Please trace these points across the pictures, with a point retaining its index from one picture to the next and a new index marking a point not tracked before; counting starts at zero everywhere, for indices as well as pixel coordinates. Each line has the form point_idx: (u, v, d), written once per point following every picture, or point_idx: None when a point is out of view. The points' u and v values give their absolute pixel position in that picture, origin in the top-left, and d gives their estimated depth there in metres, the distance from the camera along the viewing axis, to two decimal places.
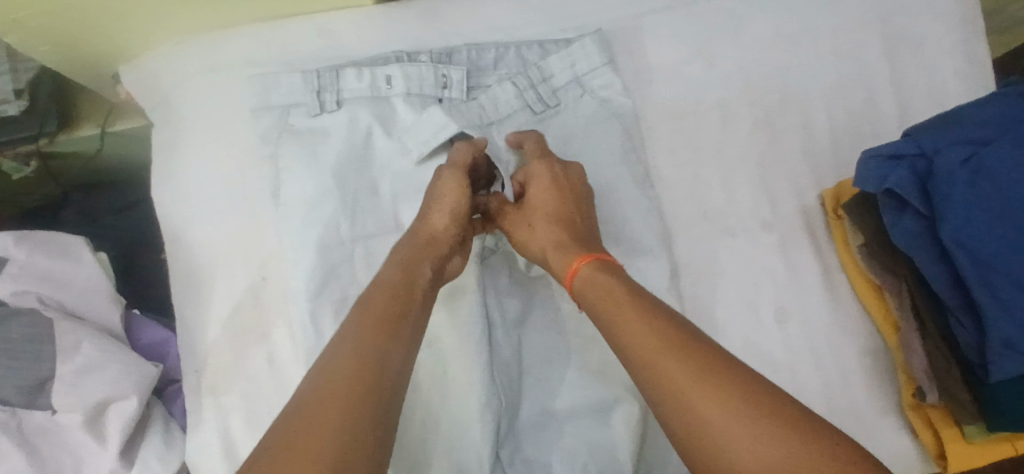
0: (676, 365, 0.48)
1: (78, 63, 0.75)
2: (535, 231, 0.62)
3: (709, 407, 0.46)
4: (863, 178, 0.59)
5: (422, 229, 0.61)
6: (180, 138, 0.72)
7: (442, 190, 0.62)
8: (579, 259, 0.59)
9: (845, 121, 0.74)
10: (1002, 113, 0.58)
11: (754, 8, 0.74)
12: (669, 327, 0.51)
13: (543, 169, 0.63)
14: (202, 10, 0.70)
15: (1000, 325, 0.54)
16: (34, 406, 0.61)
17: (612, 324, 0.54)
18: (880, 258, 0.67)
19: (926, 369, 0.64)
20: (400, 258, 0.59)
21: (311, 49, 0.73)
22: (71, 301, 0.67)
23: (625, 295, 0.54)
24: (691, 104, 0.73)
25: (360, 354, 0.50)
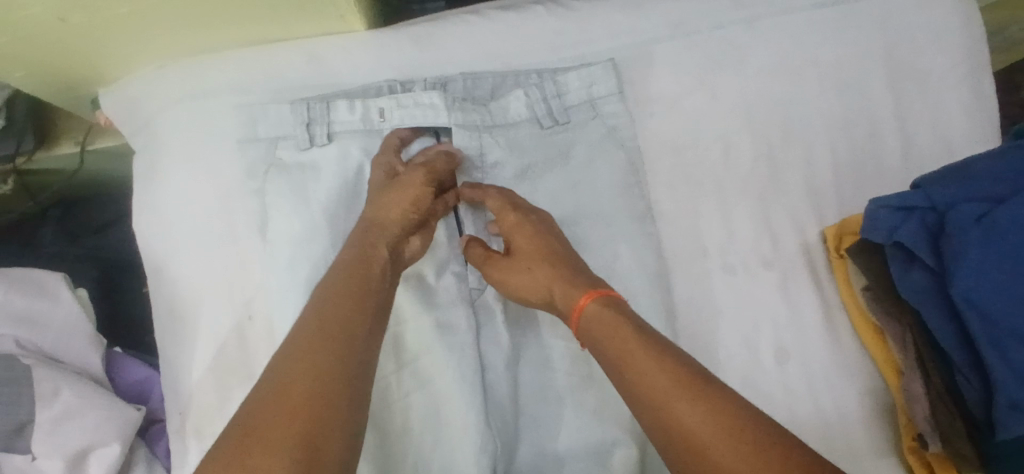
0: (688, 407, 0.48)
1: (56, 88, 0.72)
2: (535, 275, 0.61)
3: (719, 439, 0.46)
4: (870, 228, 0.60)
5: (373, 215, 0.60)
6: (161, 168, 0.69)
7: (407, 181, 0.62)
8: (585, 296, 0.57)
9: (847, 156, 0.73)
10: (1012, 168, 0.57)
11: (754, 38, 0.72)
12: (677, 365, 0.51)
13: (514, 219, 0.63)
14: (181, 36, 0.67)
15: (1004, 382, 0.53)
16: (12, 449, 0.58)
17: (618, 360, 0.53)
18: (883, 303, 0.66)
19: (928, 418, 0.63)
20: (359, 236, 0.58)
21: (297, 76, 0.70)
22: (48, 343, 0.65)
23: (633, 330, 0.54)
24: (690, 137, 0.71)
25: (339, 352, 0.49)
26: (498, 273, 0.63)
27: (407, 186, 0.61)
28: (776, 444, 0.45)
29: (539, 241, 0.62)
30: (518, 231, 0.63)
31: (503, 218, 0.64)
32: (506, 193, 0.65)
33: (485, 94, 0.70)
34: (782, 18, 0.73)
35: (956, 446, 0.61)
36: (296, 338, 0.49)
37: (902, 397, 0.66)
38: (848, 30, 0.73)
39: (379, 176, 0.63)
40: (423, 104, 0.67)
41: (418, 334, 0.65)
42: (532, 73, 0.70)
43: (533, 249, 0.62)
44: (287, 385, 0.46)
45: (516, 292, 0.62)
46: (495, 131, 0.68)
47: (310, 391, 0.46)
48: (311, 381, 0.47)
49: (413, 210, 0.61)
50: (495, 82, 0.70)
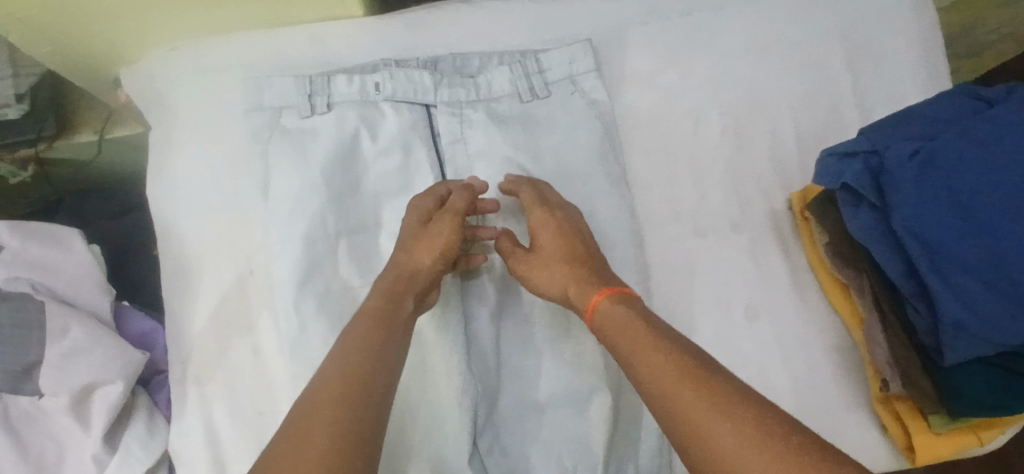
0: (689, 392, 0.52)
1: (80, 65, 0.78)
2: (555, 273, 0.66)
3: (722, 430, 0.49)
4: (823, 175, 0.70)
5: (406, 262, 0.66)
6: (173, 136, 0.75)
7: (436, 229, 0.67)
8: (599, 293, 0.63)
9: (811, 131, 0.77)
10: (948, 113, 0.67)
11: (723, 22, 0.78)
12: (681, 356, 0.55)
13: (545, 220, 0.67)
14: (195, 16, 0.74)
15: (948, 301, 0.61)
16: (20, 391, 0.63)
17: (630, 356, 0.57)
18: (841, 253, 0.72)
19: (888, 360, 0.68)
20: (383, 286, 0.64)
21: (299, 56, 0.76)
22: (60, 287, 0.68)
23: (641, 327, 0.58)
24: (664, 112, 0.77)
25: (347, 371, 0.56)
26: (522, 269, 0.67)
27: (436, 234, 0.67)
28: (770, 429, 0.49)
29: (564, 241, 0.67)
30: (543, 228, 0.67)
31: (532, 213, 0.68)
32: (539, 192, 0.69)
33: (471, 71, 0.76)
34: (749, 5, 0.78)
35: (915, 382, 0.67)
36: (323, 375, 0.56)
37: (864, 345, 0.72)
38: (809, 15, 0.79)
39: (412, 221, 0.68)
40: (410, 83, 0.73)
41: None
42: (517, 52, 0.77)
43: (553, 253, 0.67)
44: (319, 415, 0.53)
45: (538, 286, 0.67)
46: (480, 104, 0.74)
47: (335, 423, 0.52)
48: (337, 412, 0.53)
49: (439, 259, 0.66)
50: (480, 60, 0.76)
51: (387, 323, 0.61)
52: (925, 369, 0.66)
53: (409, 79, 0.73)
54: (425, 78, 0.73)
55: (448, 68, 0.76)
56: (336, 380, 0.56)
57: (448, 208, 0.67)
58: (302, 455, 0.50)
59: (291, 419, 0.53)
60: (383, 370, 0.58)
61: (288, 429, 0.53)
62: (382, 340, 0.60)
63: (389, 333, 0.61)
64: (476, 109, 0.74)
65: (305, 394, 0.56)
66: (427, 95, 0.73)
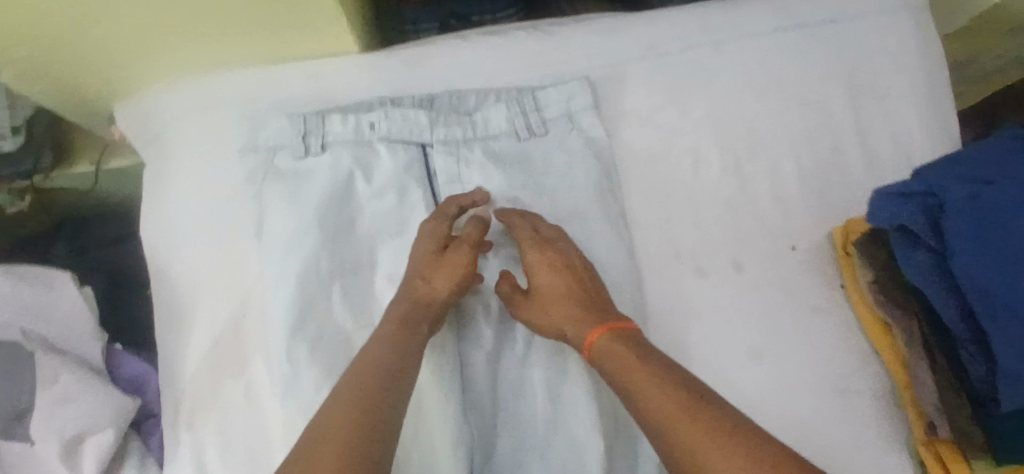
0: (689, 429, 0.55)
1: (73, 100, 0.77)
2: (552, 316, 0.66)
3: (718, 463, 0.52)
4: (875, 215, 0.67)
5: (422, 290, 0.65)
6: (167, 174, 0.74)
7: (453, 254, 0.67)
8: (595, 331, 0.63)
9: (812, 168, 0.76)
10: (1004, 151, 0.64)
11: (722, 58, 0.77)
12: (677, 390, 0.57)
13: (537, 259, 0.67)
14: (187, 52, 0.73)
15: (1008, 355, 0.58)
16: (12, 437, 0.62)
17: (626, 386, 0.60)
18: (891, 293, 0.69)
19: (935, 402, 0.65)
20: (397, 313, 0.64)
21: (294, 92, 0.75)
22: (51, 334, 0.68)
23: (639, 362, 0.60)
24: (662, 150, 0.75)
25: (357, 398, 0.57)
26: (521, 312, 0.67)
27: (452, 263, 0.66)
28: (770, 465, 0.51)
29: (561, 277, 0.66)
30: (539, 268, 0.67)
31: (527, 252, 0.68)
32: (532, 228, 0.68)
33: (468, 107, 0.75)
34: (748, 40, 0.78)
35: (962, 427, 0.64)
36: (332, 404, 0.57)
37: (908, 388, 0.69)
38: (810, 51, 0.78)
39: (428, 247, 0.67)
40: (406, 122, 0.72)
41: None
42: (514, 89, 0.76)
43: (556, 291, 0.66)
44: (335, 439, 0.54)
45: (538, 325, 0.66)
46: (476, 143, 0.73)
47: (353, 449, 0.53)
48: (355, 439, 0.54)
49: (453, 290, 0.66)
50: (478, 96, 0.75)
51: (403, 347, 0.61)
52: (976, 416, 0.64)
53: (405, 119, 0.72)
54: (421, 117, 0.72)
55: (444, 105, 0.75)
56: (345, 407, 0.56)
57: (463, 238, 0.68)
58: None
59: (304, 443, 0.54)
60: (398, 392, 0.59)
61: (297, 459, 0.53)
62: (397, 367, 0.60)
63: (409, 355, 0.61)
64: (473, 149, 0.73)
65: (314, 422, 0.56)
66: (423, 135, 0.72)
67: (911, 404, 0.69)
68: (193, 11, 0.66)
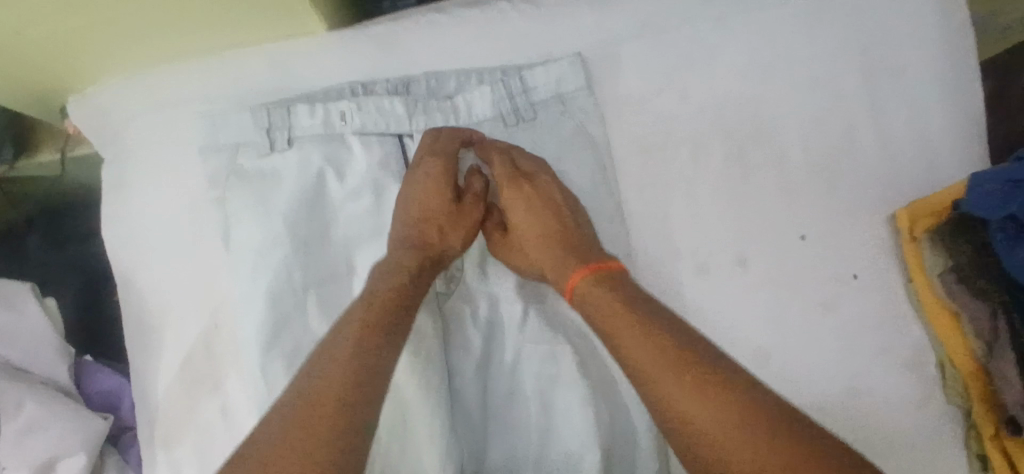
0: (674, 379, 0.52)
1: (23, 97, 0.72)
2: (529, 254, 0.64)
3: (712, 423, 0.50)
4: (976, 206, 0.64)
5: (430, 240, 0.63)
6: (127, 177, 0.69)
7: (467, 208, 0.66)
8: (577, 273, 0.60)
9: (823, 152, 0.69)
10: None
11: (724, 33, 0.70)
12: (665, 340, 0.54)
13: (517, 196, 0.65)
14: (137, 44, 0.67)
15: None
16: None
17: (610, 335, 0.57)
18: (970, 283, 0.68)
19: (1018, 396, 0.64)
20: (393, 264, 0.61)
21: (258, 80, 0.69)
22: (15, 355, 0.65)
23: (624, 308, 0.57)
24: (660, 136, 0.69)
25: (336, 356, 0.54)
26: (497, 248, 0.66)
27: (464, 214, 0.65)
28: (764, 421, 0.49)
29: (541, 216, 0.64)
30: (516, 205, 0.65)
31: (505, 188, 0.65)
32: (509, 162, 0.65)
33: (450, 89, 0.69)
34: (754, 11, 0.71)
35: None
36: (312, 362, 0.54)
37: (977, 383, 0.67)
38: (822, 21, 0.70)
39: (434, 192, 0.64)
40: (381, 114, 0.66)
41: None
42: (498, 70, 0.69)
43: (534, 231, 0.64)
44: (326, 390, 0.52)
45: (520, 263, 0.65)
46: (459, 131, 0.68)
47: (350, 401, 0.52)
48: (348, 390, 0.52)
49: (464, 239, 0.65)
50: (459, 79, 0.69)
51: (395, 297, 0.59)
52: None
53: (380, 107, 0.66)
54: (398, 108, 0.66)
55: (422, 90, 0.68)
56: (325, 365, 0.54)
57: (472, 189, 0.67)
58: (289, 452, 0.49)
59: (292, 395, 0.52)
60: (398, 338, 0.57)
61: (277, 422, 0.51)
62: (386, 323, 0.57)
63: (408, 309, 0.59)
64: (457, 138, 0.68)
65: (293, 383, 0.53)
66: (401, 127, 0.67)
67: (977, 400, 0.66)
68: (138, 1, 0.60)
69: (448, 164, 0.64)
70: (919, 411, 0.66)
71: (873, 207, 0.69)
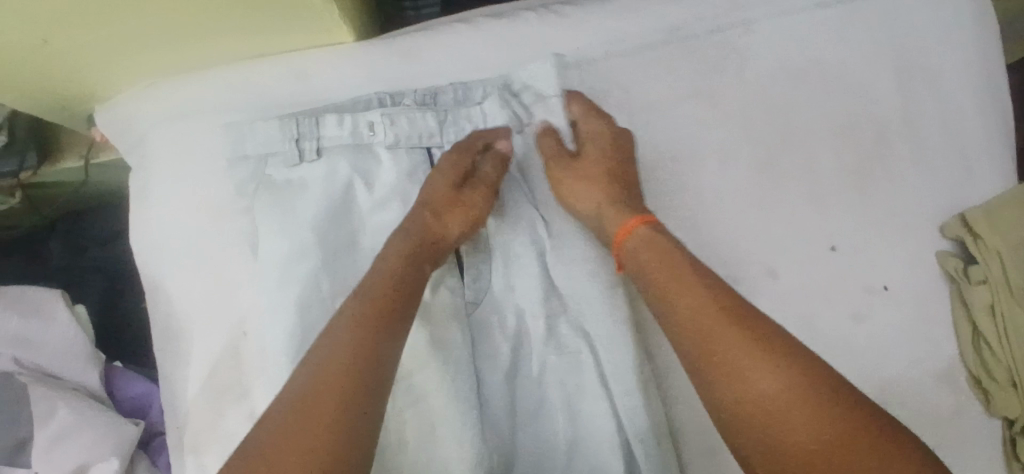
0: (737, 342, 0.52)
1: (48, 103, 0.72)
2: (588, 188, 0.65)
3: (766, 381, 0.50)
4: None
5: (434, 227, 0.62)
6: (155, 186, 0.70)
7: (472, 200, 0.64)
8: (634, 220, 0.62)
9: (853, 160, 0.69)
10: None
11: (755, 42, 0.71)
12: (721, 299, 0.54)
13: (596, 131, 0.67)
14: (163, 51, 0.67)
15: None
16: (17, 465, 0.60)
17: (661, 286, 0.57)
18: None
19: None
20: (402, 248, 0.61)
21: (285, 91, 0.71)
22: (46, 362, 0.65)
23: (678, 265, 0.57)
24: (690, 145, 0.69)
25: (361, 330, 0.55)
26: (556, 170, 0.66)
27: (467, 206, 0.64)
28: (822, 401, 0.49)
29: (609, 160, 0.66)
30: (590, 141, 0.67)
31: (586, 121, 0.67)
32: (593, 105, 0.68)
33: (455, 98, 0.69)
34: (782, 20, 0.71)
35: None
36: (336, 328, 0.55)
37: None
38: (853, 30, 0.71)
39: (446, 183, 0.64)
40: (411, 126, 0.67)
41: (412, 348, 0.63)
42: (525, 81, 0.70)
43: (594, 165, 0.66)
44: (337, 365, 0.53)
45: (570, 199, 0.65)
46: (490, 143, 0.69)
47: (354, 379, 0.52)
48: (359, 370, 0.53)
49: (464, 233, 0.64)
50: (468, 89, 0.70)
51: (410, 281, 0.59)
52: None
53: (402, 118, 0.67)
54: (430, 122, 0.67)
55: (429, 95, 0.69)
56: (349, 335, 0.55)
57: (480, 179, 0.65)
58: (317, 414, 0.51)
59: (313, 361, 0.53)
60: (402, 319, 0.57)
61: (308, 384, 0.52)
62: (399, 306, 0.57)
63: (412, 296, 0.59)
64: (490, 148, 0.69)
65: (317, 347, 0.55)
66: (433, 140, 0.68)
67: None
68: (167, 14, 0.61)
69: (459, 161, 0.65)
70: (950, 414, 0.67)
71: (905, 214, 0.69)
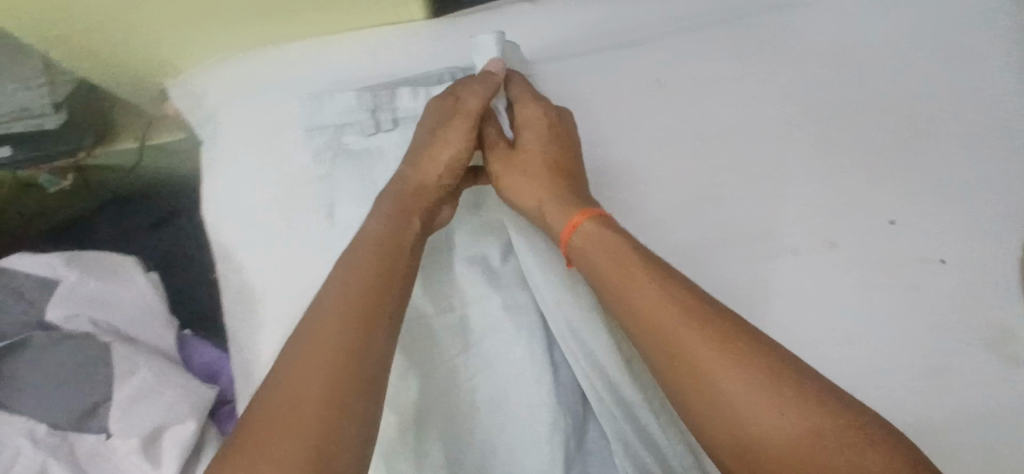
0: (697, 336, 0.49)
1: (123, 78, 0.75)
2: (529, 181, 0.65)
3: (734, 387, 0.47)
4: None
5: (412, 176, 0.64)
6: (229, 159, 0.71)
7: (450, 138, 0.65)
8: (580, 215, 0.60)
9: (902, 136, 0.73)
10: None
11: (793, 33, 0.77)
12: (679, 295, 0.52)
13: (539, 120, 0.67)
14: (243, 25, 0.70)
15: None
16: (85, 430, 0.61)
17: (618, 286, 0.54)
18: None
19: None
20: (384, 208, 0.61)
21: (359, 65, 0.72)
22: (122, 324, 0.68)
23: (634, 259, 0.55)
24: (746, 120, 0.73)
25: (342, 309, 0.53)
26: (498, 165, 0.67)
27: (449, 142, 0.65)
28: (783, 375, 0.47)
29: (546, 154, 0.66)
30: (531, 132, 0.67)
31: (524, 108, 0.68)
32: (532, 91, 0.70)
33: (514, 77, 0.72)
34: (811, 16, 0.79)
35: None
36: (314, 316, 0.53)
37: None
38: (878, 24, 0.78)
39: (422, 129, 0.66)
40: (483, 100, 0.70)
41: (484, 312, 0.66)
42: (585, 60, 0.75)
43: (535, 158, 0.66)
44: (314, 357, 0.50)
45: (510, 194, 0.66)
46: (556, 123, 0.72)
47: (336, 361, 0.50)
48: (339, 352, 0.50)
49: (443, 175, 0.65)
50: (528, 75, 0.73)
51: (390, 262, 0.57)
52: None
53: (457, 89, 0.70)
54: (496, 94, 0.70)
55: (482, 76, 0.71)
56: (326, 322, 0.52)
57: (461, 111, 0.65)
58: (291, 411, 0.47)
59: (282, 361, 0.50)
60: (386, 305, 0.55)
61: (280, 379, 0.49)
62: (386, 282, 0.56)
63: (394, 269, 0.57)
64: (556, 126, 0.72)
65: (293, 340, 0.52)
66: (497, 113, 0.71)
67: None
68: None
69: (441, 106, 0.66)
70: None
71: (962, 185, 0.71)
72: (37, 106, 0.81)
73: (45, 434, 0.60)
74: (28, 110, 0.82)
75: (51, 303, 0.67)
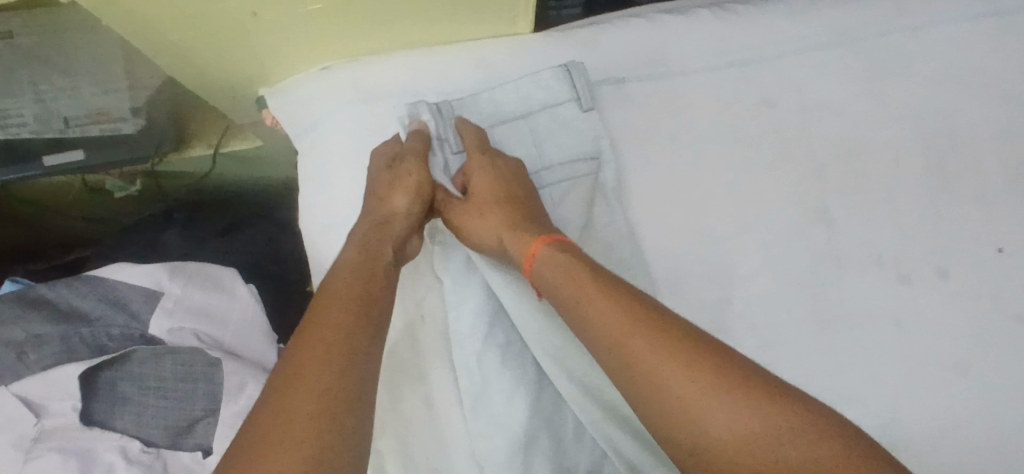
0: (648, 343, 0.46)
1: (217, 82, 0.72)
2: (484, 220, 0.60)
3: (696, 394, 0.43)
4: None
5: (379, 208, 0.59)
6: (332, 168, 0.68)
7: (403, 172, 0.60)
8: (537, 241, 0.56)
9: (1014, 166, 0.73)
10: None
11: (909, 53, 0.77)
12: (634, 306, 0.49)
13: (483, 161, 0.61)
14: (351, 32, 0.67)
15: None
16: (179, 447, 0.60)
17: (575, 303, 0.51)
18: None
19: None
20: (358, 238, 0.57)
21: (467, 78, 0.70)
22: (224, 338, 0.68)
23: (590, 274, 0.52)
24: (863, 141, 0.72)
25: (315, 326, 0.49)
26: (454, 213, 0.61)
27: (403, 176, 0.59)
28: (741, 376, 0.44)
29: (499, 189, 0.60)
30: (477, 175, 0.61)
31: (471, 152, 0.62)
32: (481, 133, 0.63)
33: (502, 114, 0.65)
34: (927, 36, 0.78)
35: None
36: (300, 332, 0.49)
37: None
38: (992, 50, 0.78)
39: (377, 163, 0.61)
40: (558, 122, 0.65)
41: None
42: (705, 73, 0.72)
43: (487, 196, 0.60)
44: (304, 372, 0.46)
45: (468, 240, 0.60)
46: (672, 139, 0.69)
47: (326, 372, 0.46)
48: (325, 365, 0.46)
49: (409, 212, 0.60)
50: (642, 88, 0.71)
51: (370, 279, 0.54)
52: None
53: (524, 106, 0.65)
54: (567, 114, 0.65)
55: (465, 108, 0.65)
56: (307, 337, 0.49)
57: (408, 150, 0.61)
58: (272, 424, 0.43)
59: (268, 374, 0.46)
60: (371, 315, 0.52)
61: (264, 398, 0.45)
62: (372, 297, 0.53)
63: (382, 286, 0.54)
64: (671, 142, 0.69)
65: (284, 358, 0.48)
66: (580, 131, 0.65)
67: None
68: None
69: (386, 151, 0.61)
70: None
71: None
72: (115, 111, 0.79)
73: (139, 452, 0.58)
74: (107, 114, 0.79)
75: (153, 316, 0.65)
